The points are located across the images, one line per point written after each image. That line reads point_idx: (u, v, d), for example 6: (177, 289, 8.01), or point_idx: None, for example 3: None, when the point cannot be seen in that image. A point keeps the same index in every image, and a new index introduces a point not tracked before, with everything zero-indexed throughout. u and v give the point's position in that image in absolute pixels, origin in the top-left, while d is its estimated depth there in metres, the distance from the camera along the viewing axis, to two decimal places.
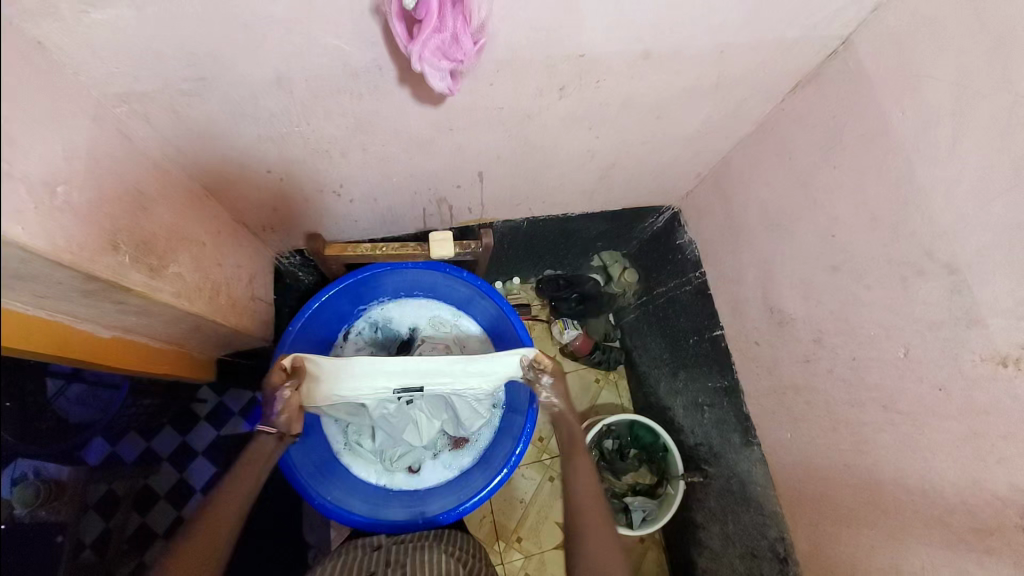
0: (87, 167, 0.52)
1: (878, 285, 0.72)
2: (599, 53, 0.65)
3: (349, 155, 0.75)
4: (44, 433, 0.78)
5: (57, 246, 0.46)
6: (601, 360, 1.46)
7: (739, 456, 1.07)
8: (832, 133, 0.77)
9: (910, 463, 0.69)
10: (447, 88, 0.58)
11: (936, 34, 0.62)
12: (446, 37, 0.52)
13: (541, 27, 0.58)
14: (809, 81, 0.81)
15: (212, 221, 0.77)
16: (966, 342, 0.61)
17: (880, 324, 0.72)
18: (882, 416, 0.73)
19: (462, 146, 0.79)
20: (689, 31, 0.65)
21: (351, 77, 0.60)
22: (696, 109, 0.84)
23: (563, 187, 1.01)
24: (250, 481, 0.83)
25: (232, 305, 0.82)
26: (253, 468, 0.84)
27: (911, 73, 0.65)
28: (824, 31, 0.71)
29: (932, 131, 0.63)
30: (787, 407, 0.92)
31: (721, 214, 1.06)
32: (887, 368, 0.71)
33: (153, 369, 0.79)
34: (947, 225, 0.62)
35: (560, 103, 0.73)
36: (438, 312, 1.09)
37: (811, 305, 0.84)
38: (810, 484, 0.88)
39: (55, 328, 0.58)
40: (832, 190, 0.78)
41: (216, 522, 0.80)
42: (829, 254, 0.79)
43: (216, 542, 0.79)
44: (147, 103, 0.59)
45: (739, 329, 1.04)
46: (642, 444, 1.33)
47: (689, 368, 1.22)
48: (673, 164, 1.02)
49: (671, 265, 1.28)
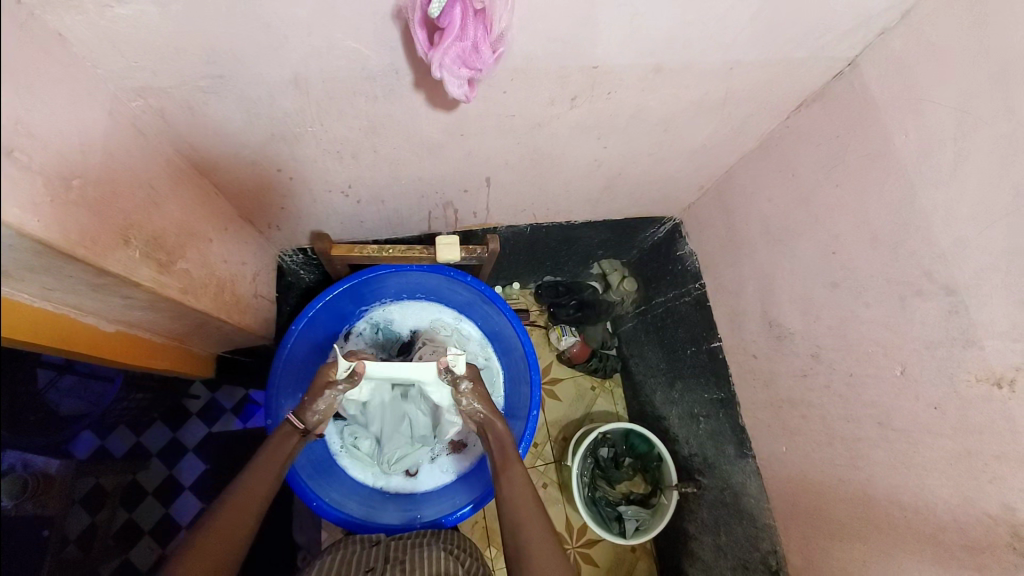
0: (101, 161, 0.52)
1: (876, 302, 0.73)
2: (612, 65, 0.66)
3: (359, 156, 0.75)
4: (34, 427, 0.77)
5: (69, 238, 0.46)
6: (598, 367, 1.47)
7: (733, 468, 1.08)
8: (836, 152, 0.79)
9: (904, 479, 0.70)
10: (464, 95, 0.58)
11: (940, 61, 0.64)
12: (467, 46, 0.53)
13: (558, 39, 0.59)
14: (814, 100, 0.83)
15: (220, 217, 0.77)
16: (961, 362, 0.62)
17: (877, 341, 0.73)
18: (876, 432, 0.74)
19: (472, 152, 0.79)
20: (698, 49, 0.67)
21: (367, 79, 0.60)
22: (703, 124, 0.85)
23: (569, 194, 1.01)
24: (271, 479, 0.76)
25: (235, 302, 0.82)
26: (275, 464, 0.77)
27: (916, 96, 0.67)
28: (831, 52, 0.73)
29: (933, 155, 0.65)
30: (782, 421, 0.94)
31: (723, 227, 1.07)
32: (883, 385, 0.72)
33: (153, 363, 0.78)
34: (946, 247, 0.63)
35: (570, 113, 0.74)
36: (440, 316, 1.10)
37: (810, 320, 0.86)
38: (803, 497, 0.89)
39: (60, 320, 0.58)
40: (834, 209, 0.79)
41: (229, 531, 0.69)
42: (829, 271, 0.81)
43: (233, 548, 0.69)
44: (163, 98, 0.59)
45: (737, 342, 1.06)
46: (638, 453, 1.33)
47: (686, 379, 1.23)
48: (677, 176, 1.03)
49: (670, 276, 1.29)
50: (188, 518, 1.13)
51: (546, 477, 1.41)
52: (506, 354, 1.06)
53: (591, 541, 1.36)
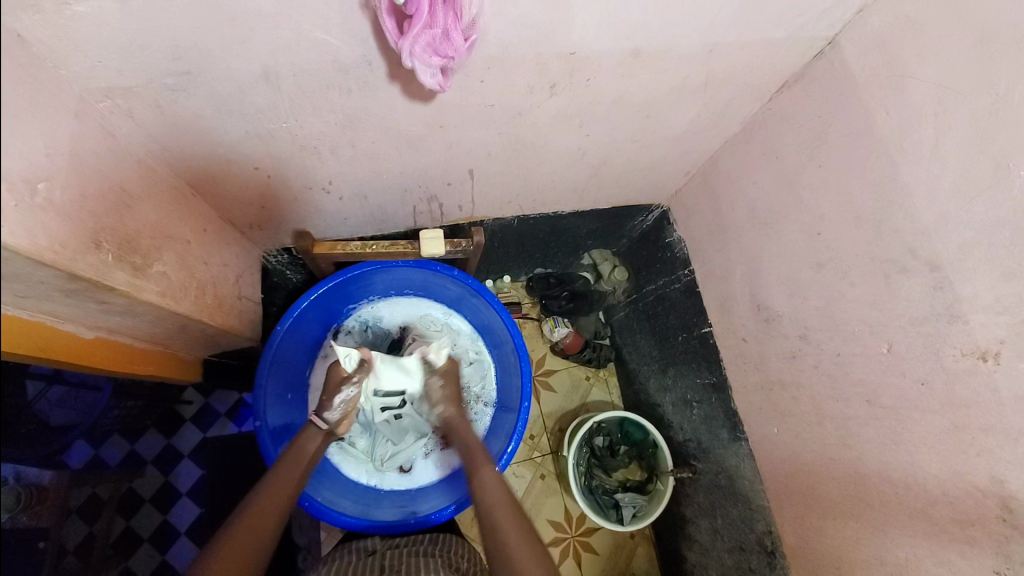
0: (70, 165, 0.50)
1: (862, 281, 0.73)
2: (590, 51, 0.65)
3: (338, 152, 0.74)
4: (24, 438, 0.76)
5: (38, 244, 0.44)
6: (591, 358, 1.48)
7: (727, 452, 1.09)
8: (818, 132, 0.78)
9: (894, 456, 0.71)
10: (438, 84, 0.58)
11: (919, 37, 0.63)
12: (437, 33, 0.52)
13: (532, 23, 0.58)
14: (796, 80, 0.82)
15: (198, 219, 0.76)
16: (947, 338, 0.63)
17: (864, 321, 0.73)
18: (866, 411, 0.75)
19: (451, 144, 0.78)
20: (678, 30, 0.65)
21: (340, 72, 0.59)
22: (685, 109, 0.84)
23: (554, 184, 1.00)
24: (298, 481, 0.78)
25: (219, 304, 0.81)
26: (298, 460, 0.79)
27: (897, 72, 0.66)
28: (811, 31, 0.72)
29: (914, 132, 0.64)
30: (774, 402, 0.95)
31: (709, 213, 1.07)
32: (872, 364, 0.73)
33: (136, 369, 0.76)
34: (929, 222, 0.63)
35: (550, 101, 0.73)
36: (429, 311, 1.09)
37: (797, 302, 0.86)
38: (796, 477, 0.90)
39: (37, 329, 0.56)
40: (818, 189, 0.79)
41: (259, 524, 0.71)
42: (815, 252, 0.81)
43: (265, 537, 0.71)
44: (130, 98, 0.57)
45: (726, 327, 1.06)
46: (633, 441, 1.34)
47: (678, 366, 1.24)
48: (663, 163, 1.02)
49: (660, 263, 1.29)
50: (186, 525, 1.14)
51: (544, 468, 1.42)
52: (496, 346, 1.06)
53: (589, 530, 1.38)
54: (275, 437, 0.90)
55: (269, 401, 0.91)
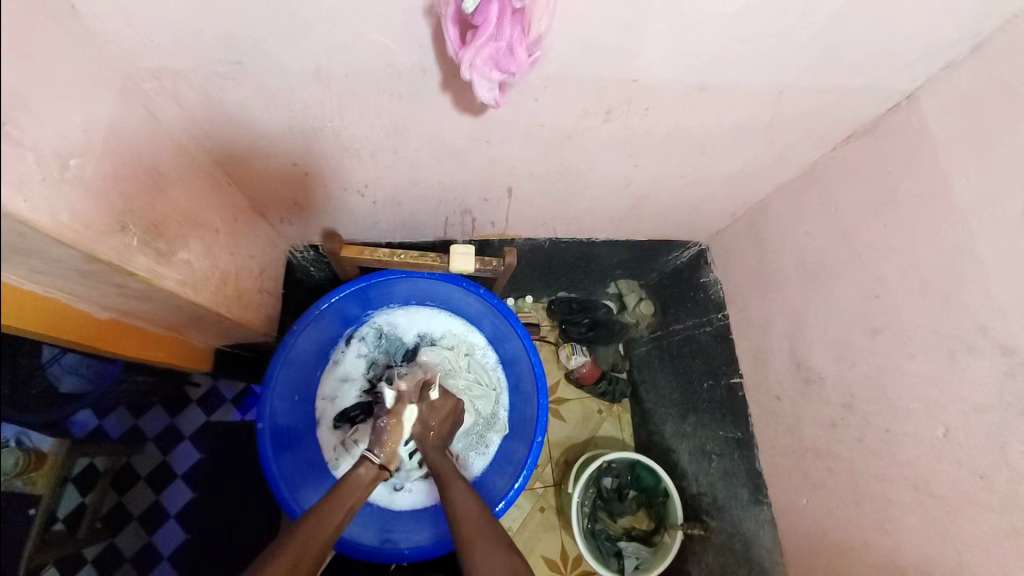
0: (106, 143, 0.50)
1: (922, 355, 0.67)
2: (653, 80, 0.61)
3: (378, 156, 0.72)
4: (42, 400, 0.75)
5: (60, 222, 0.43)
6: (606, 391, 1.38)
7: (744, 514, 1.02)
8: (886, 189, 0.73)
9: (940, 553, 0.63)
10: (494, 100, 0.54)
11: (1014, 101, 0.58)
12: (501, 46, 0.49)
13: (597, 45, 0.55)
14: (865, 132, 0.77)
15: (229, 208, 0.74)
16: (1017, 432, 0.56)
17: (920, 399, 0.67)
18: (912, 498, 0.68)
19: (495, 160, 0.75)
20: (748, 67, 0.62)
21: (393, 76, 0.57)
22: (743, 148, 0.80)
23: (593, 211, 0.96)
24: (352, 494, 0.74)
25: (238, 297, 0.78)
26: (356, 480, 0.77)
27: (979, 132, 0.61)
28: (890, 81, 0.68)
29: (998, 201, 0.59)
30: (805, 472, 0.87)
31: (753, 259, 1.01)
32: (924, 448, 0.66)
33: (131, 350, 0.70)
34: (1005, 302, 0.57)
35: (603, 127, 0.70)
36: (450, 325, 1.05)
37: (844, 367, 0.79)
38: (822, 555, 0.83)
39: (52, 305, 0.54)
40: (880, 249, 0.73)
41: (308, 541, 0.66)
42: (869, 315, 0.75)
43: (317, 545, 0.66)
44: (178, 80, 0.56)
45: (759, 380, 1.00)
46: (643, 487, 1.23)
47: (701, 414, 1.16)
48: (707, 201, 0.98)
49: (691, 303, 1.22)
50: (178, 508, 1.13)
51: (544, 501, 1.32)
52: (511, 370, 1.03)
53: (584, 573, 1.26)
54: (276, 442, 0.87)
55: (276, 403, 0.88)
